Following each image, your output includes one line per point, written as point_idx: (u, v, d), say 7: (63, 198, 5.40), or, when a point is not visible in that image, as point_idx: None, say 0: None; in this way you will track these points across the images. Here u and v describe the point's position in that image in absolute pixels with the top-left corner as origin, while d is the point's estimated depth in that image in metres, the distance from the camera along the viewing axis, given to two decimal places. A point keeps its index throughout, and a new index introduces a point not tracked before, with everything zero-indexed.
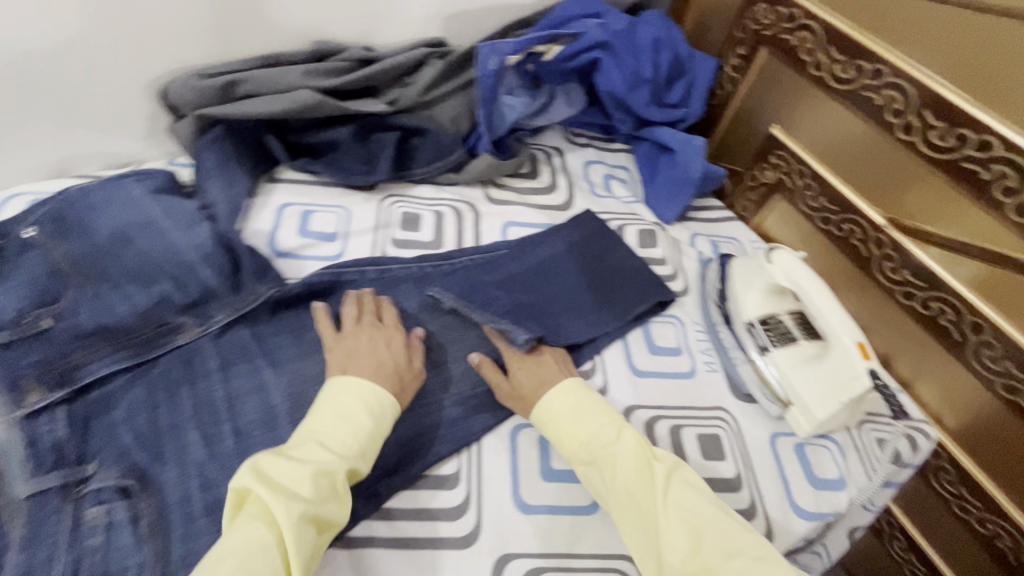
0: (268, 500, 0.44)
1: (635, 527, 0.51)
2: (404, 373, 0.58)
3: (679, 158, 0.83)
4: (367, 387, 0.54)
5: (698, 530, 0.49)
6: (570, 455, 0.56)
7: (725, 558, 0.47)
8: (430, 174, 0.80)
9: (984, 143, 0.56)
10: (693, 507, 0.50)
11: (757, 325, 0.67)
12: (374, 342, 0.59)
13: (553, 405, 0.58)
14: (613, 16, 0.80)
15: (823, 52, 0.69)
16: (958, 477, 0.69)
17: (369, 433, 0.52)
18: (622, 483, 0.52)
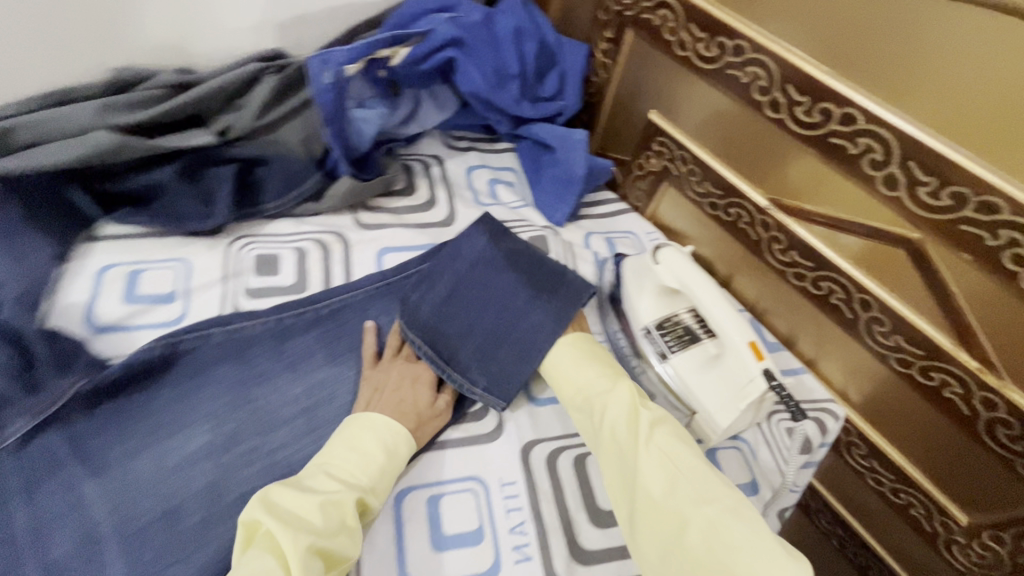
0: (275, 534, 0.43)
1: (617, 467, 0.52)
2: (428, 416, 0.56)
3: (560, 156, 0.78)
4: (381, 422, 0.53)
5: (675, 477, 0.49)
6: (566, 400, 0.58)
7: (696, 504, 0.47)
8: (286, 206, 0.70)
9: (847, 117, 0.53)
10: (674, 453, 0.50)
11: (654, 331, 0.62)
12: (404, 379, 0.58)
13: (553, 358, 0.60)
14: (466, 9, 0.73)
15: (685, 31, 0.65)
16: (868, 451, 0.68)
17: (381, 467, 0.51)
18: (611, 428, 0.53)
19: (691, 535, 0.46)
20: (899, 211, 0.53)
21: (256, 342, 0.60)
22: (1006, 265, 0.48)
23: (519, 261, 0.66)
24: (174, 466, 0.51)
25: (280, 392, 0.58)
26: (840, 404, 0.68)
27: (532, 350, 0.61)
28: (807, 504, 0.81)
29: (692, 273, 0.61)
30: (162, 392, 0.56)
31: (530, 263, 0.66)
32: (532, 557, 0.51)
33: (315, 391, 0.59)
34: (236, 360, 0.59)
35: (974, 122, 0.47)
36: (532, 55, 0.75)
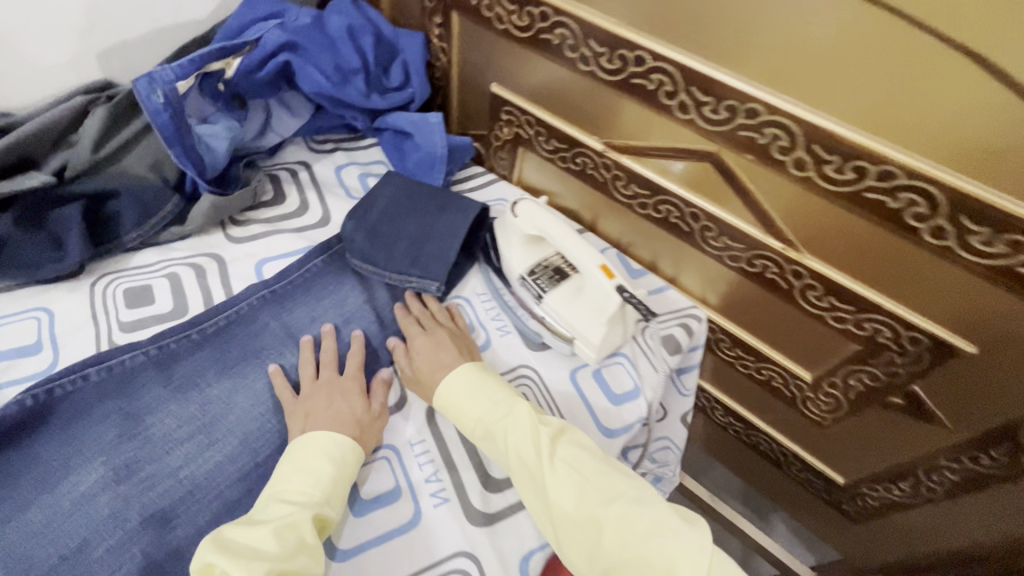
0: (229, 570, 0.43)
1: (531, 487, 0.53)
2: (368, 417, 0.58)
3: (419, 139, 0.82)
4: (325, 437, 0.54)
5: (583, 483, 0.51)
6: (466, 428, 0.58)
7: (606, 504, 0.50)
8: (146, 236, 0.69)
9: (639, 58, 0.61)
10: (578, 461, 0.53)
11: (528, 277, 0.68)
12: (332, 396, 0.59)
13: (448, 391, 0.59)
14: (293, 13, 0.75)
15: (498, 6, 0.71)
16: (731, 341, 0.79)
17: (332, 479, 0.52)
18: (515, 450, 0.54)
19: (607, 535, 0.49)
20: (696, 130, 0.62)
21: (140, 372, 0.60)
22: (776, 158, 0.57)
23: (417, 194, 0.76)
24: (70, 506, 0.51)
25: (174, 415, 0.58)
26: (703, 307, 0.78)
27: (450, 235, 0.72)
28: (705, 404, 0.93)
29: (547, 220, 0.69)
30: (43, 443, 0.54)
31: (424, 193, 0.76)
32: (449, 499, 0.56)
33: (212, 404, 0.59)
34: (119, 394, 0.58)
35: (704, 28, 0.56)
36: (370, 49, 0.79)
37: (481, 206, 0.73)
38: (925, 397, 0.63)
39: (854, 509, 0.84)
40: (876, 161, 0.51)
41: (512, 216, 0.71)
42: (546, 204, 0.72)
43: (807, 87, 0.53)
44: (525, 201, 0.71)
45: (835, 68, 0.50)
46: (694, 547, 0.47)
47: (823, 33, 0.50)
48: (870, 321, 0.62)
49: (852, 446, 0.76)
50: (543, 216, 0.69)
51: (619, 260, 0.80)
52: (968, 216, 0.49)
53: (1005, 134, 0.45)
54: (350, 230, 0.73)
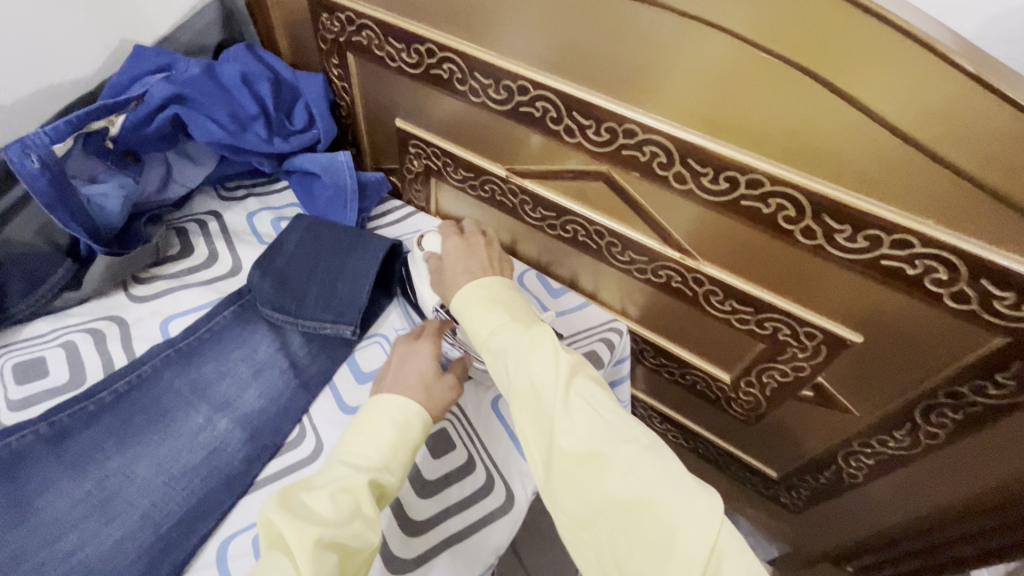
0: (284, 530, 0.44)
1: (533, 409, 0.51)
2: (437, 386, 0.58)
3: (327, 179, 0.81)
4: (397, 400, 0.55)
5: (593, 418, 0.49)
6: (479, 345, 0.57)
7: (616, 444, 0.47)
8: (37, 305, 0.67)
9: (522, 87, 0.63)
10: (592, 396, 0.50)
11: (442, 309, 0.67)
12: (406, 358, 0.61)
13: (468, 307, 0.60)
14: (182, 66, 0.74)
15: (388, 45, 0.72)
16: (653, 350, 0.82)
17: (394, 444, 0.53)
18: (527, 369, 0.52)
19: (607, 476, 0.46)
20: (584, 152, 0.64)
21: (30, 453, 0.56)
22: (659, 174, 0.60)
23: (325, 233, 0.74)
24: None
25: (68, 494, 0.55)
26: (623, 319, 0.80)
27: (360, 273, 0.71)
28: (644, 412, 0.95)
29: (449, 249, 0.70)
30: None
31: (333, 232, 0.74)
32: None
33: (111, 478, 0.56)
34: (5, 481, 0.55)
35: (570, 56, 0.58)
36: (267, 95, 0.79)
37: (391, 241, 0.73)
38: (830, 387, 0.66)
39: (791, 500, 0.87)
40: (743, 171, 0.54)
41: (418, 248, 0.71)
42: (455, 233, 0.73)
43: (654, 100, 0.55)
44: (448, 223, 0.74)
45: (690, 84, 0.52)
46: (699, 509, 0.43)
47: (673, 52, 0.51)
48: (769, 320, 0.64)
49: (777, 437, 0.79)
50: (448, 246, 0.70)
51: (539, 281, 0.81)
52: (830, 216, 0.52)
53: (817, 135, 0.48)
54: (258, 278, 0.70)
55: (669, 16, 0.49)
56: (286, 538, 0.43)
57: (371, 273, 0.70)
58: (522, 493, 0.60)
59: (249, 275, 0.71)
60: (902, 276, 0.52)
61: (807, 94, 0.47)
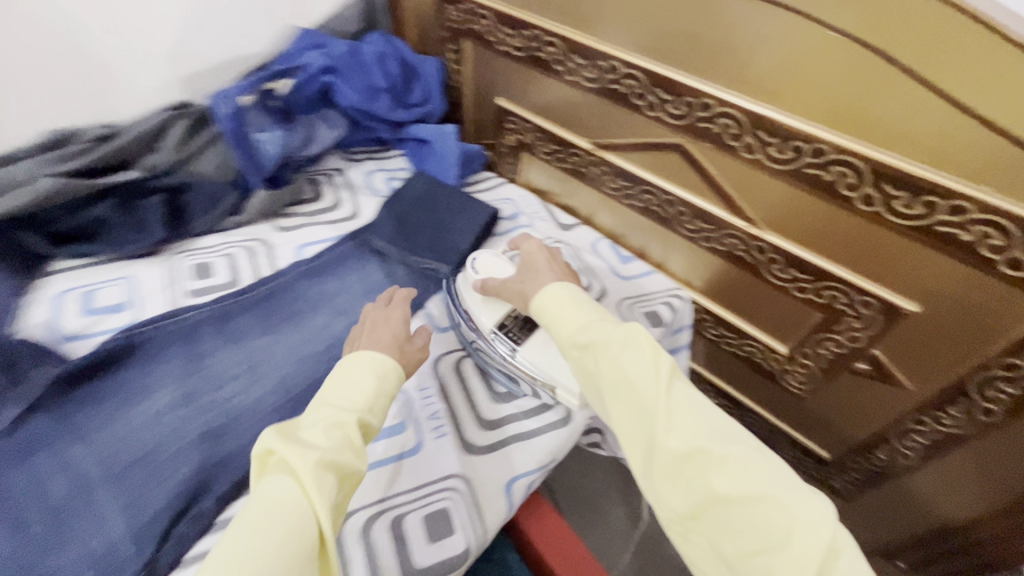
0: (286, 455, 0.46)
1: (631, 406, 0.54)
2: (408, 346, 0.62)
3: (437, 147, 0.95)
4: (374, 355, 0.57)
5: (695, 418, 0.51)
6: (569, 346, 0.60)
7: (722, 443, 0.49)
8: (210, 223, 0.85)
9: (612, 66, 0.73)
10: (692, 398, 0.52)
11: (499, 331, 0.69)
12: (379, 323, 0.64)
13: (553, 308, 0.63)
14: (335, 44, 0.91)
15: (500, 32, 0.84)
16: (714, 321, 0.87)
17: (376, 390, 0.55)
18: (624, 368, 0.54)
19: (712, 474, 0.48)
20: (662, 125, 0.73)
21: (202, 326, 0.73)
22: (730, 144, 0.67)
23: (438, 193, 0.90)
24: (145, 422, 0.63)
25: (227, 358, 0.71)
26: (687, 289, 0.87)
27: (464, 226, 0.86)
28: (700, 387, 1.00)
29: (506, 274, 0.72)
30: (128, 374, 0.67)
31: (445, 195, 0.90)
32: (448, 432, 0.66)
33: (257, 353, 0.72)
34: (185, 342, 0.72)
35: (658, 38, 0.67)
36: (395, 72, 0.94)
37: (491, 211, 0.88)
38: (885, 360, 0.69)
39: (844, 485, 0.88)
40: (807, 140, 0.60)
41: (473, 270, 0.74)
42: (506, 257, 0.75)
43: (733, 75, 0.63)
44: (525, 237, 0.73)
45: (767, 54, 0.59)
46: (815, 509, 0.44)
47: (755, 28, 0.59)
48: (827, 289, 0.69)
49: (832, 414, 0.81)
50: (504, 270, 0.72)
51: (609, 249, 0.90)
52: (889, 182, 0.57)
53: (878, 104, 0.54)
54: (382, 219, 0.87)
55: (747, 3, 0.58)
56: (288, 461, 0.45)
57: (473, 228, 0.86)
58: (581, 413, 0.68)
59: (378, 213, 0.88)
60: (958, 241, 0.55)
61: (874, 69, 0.53)
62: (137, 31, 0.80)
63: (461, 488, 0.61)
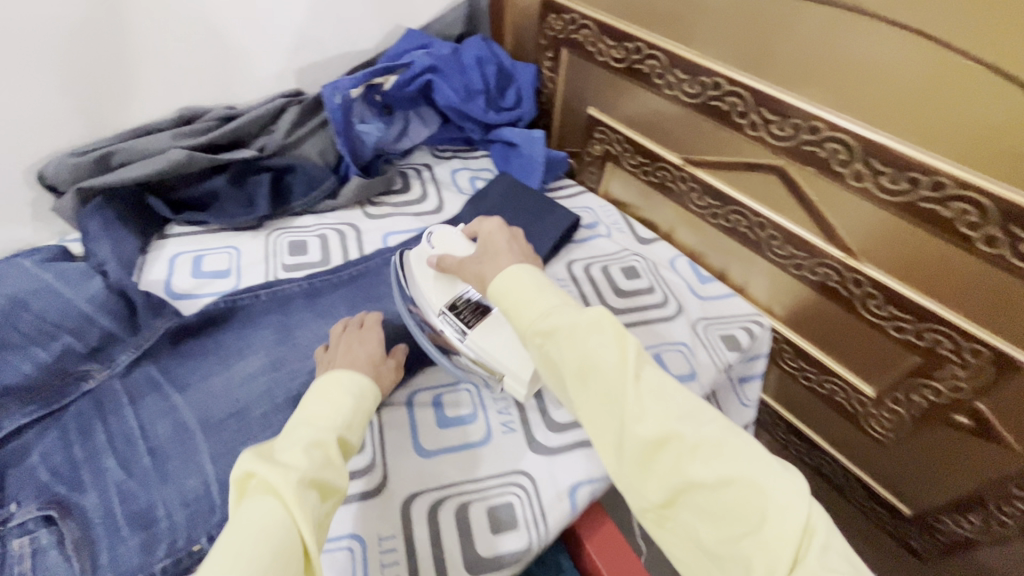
0: (268, 475, 0.44)
1: (600, 395, 0.51)
2: (383, 366, 0.64)
3: (524, 150, 0.97)
4: (348, 375, 0.57)
5: (664, 401, 0.49)
6: (528, 332, 0.55)
7: (693, 426, 0.47)
8: (310, 204, 0.90)
9: (716, 83, 0.73)
10: (660, 382, 0.50)
11: (449, 313, 0.68)
12: (353, 344, 0.65)
13: (511, 289, 0.58)
14: (438, 45, 0.95)
15: (601, 42, 0.86)
16: (794, 352, 0.84)
17: (353, 408, 0.54)
18: (591, 355, 0.51)
19: (687, 461, 0.46)
20: (764, 145, 0.71)
21: (294, 299, 0.78)
22: (836, 171, 0.65)
23: (522, 196, 0.92)
24: (239, 379, 0.68)
25: (316, 331, 0.75)
26: (766, 316, 0.84)
27: (545, 231, 0.88)
28: (769, 421, 0.96)
29: (463, 253, 0.71)
30: (227, 335, 0.73)
31: (529, 198, 0.91)
32: (516, 430, 0.67)
33: None
34: (279, 311, 0.77)
35: (766, 59, 0.67)
36: (492, 75, 0.97)
37: (572, 219, 0.89)
38: (990, 416, 0.64)
39: (922, 546, 0.82)
40: (926, 173, 0.57)
41: (428, 246, 0.74)
42: (464, 233, 0.73)
43: (843, 98, 0.62)
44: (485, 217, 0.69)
45: (863, 77, 0.60)
46: (786, 487, 0.44)
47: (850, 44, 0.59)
48: (930, 332, 0.65)
49: (919, 467, 0.76)
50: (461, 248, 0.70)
51: (688, 268, 0.90)
52: (1017, 225, 0.54)
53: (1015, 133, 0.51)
54: (467, 215, 0.90)
55: (879, 24, 0.57)
56: (270, 481, 0.43)
57: (552, 233, 0.88)
58: None
59: (461, 211, 0.92)
60: None
61: (979, 82, 0.52)
62: (264, 22, 0.87)
63: (526, 487, 0.62)
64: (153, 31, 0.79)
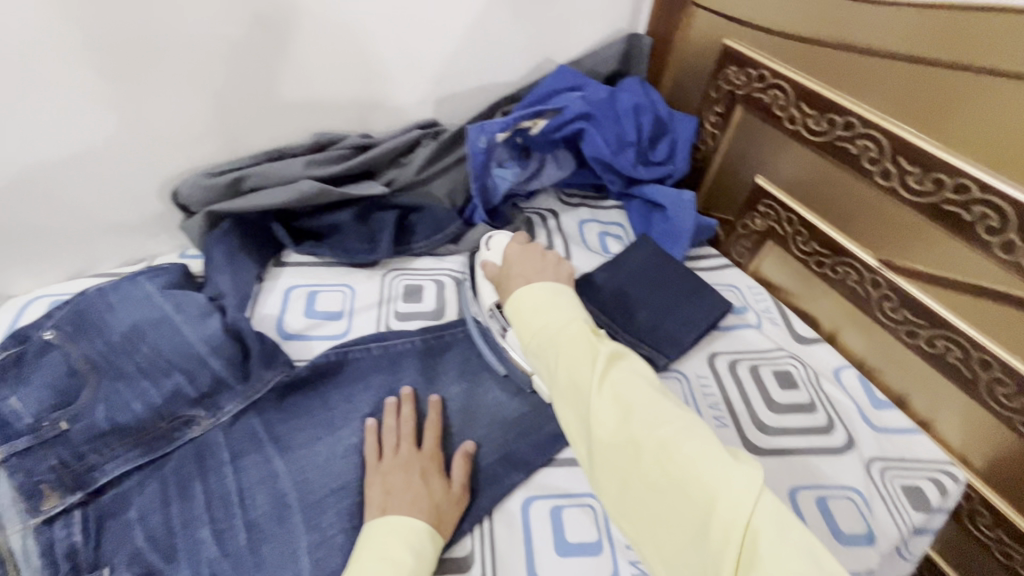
0: None
1: (573, 404, 0.51)
2: (445, 500, 0.56)
3: (671, 215, 0.85)
4: (406, 525, 0.52)
5: (628, 405, 0.47)
6: (525, 342, 0.58)
7: (651, 427, 0.45)
8: (430, 247, 0.83)
9: (962, 186, 0.59)
10: (628, 384, 0.49)
11: (496, 310, 0.69)
12: (413, 473, 0.58)
13: (517, 305, 0.61)
14: (594, 88, 0.85)
15: (795, 108, 0.73)
16: (994, 520, 0.68)
17: (412, 571, 0.50)
18: (567, 362, 0.52)
19: (642, 461, 0.45)
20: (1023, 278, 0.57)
21: (406, 356, 0.71)
22: None
23: (666, 272, 0.80)
24: (343, 451, 0.61)
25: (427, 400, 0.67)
26: (960, 467, 0.68)
27: (690, 319, 0.76)
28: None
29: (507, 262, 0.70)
30: (333, 392, 0.66)
31: (672, 276, 0.79)
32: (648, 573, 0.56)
33: (452, 401, 0.67)
34: (389, 370, 0.69)
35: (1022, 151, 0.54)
36: (647, 126, 0.86)
37: (725, 307, 0.77)
38: None
39: None
40: None
41: (485, 248, 0.74)
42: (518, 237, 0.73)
43: None
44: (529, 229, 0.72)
45: None
46: (734, 482, 0.40)
47: None
48: None
49: None
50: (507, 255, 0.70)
51: (861, 385, 0.74)
52: None
53: None
54: (601, 282, 0.79)
55: None
56: None
57: (702, 325, 0.75)
58: None
59: (594, 274, 0.80)
60: None
61: None
62: (414, 49, 0.81)
63: None
64: (305, 54, 0.75)
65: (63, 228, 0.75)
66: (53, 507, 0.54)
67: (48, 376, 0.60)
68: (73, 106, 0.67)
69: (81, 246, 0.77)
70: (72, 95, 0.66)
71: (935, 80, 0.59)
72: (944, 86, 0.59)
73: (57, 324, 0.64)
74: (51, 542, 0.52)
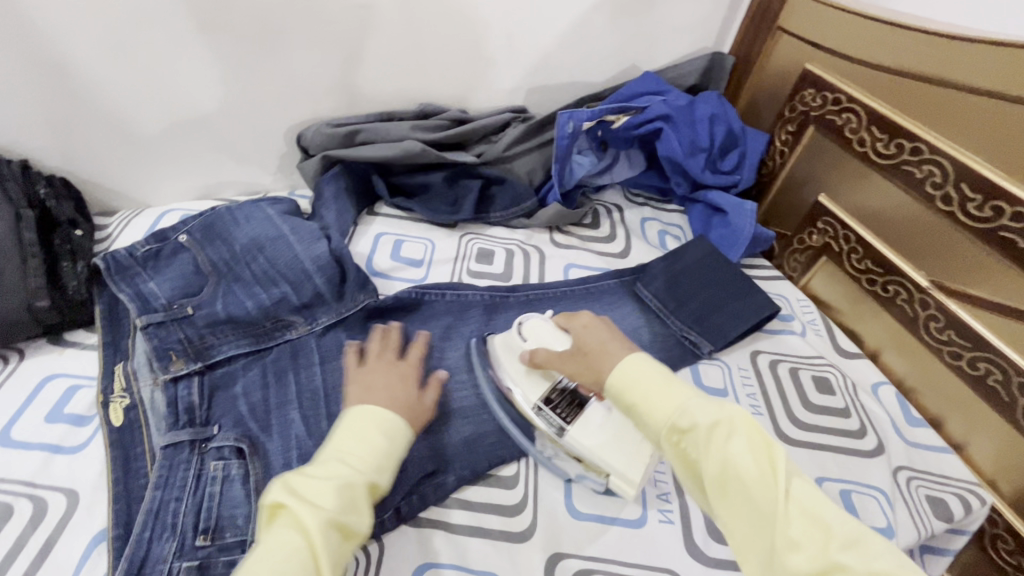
0: (299, 514, 0.47)
1: (746, 514, 0.45)
2: (418, 407, 0.61)
3: (732, 220, 0.91)
4: (382, 413, 0.56)
5: (823, 525, 0.42)
6: (663, 431, 0.50)
7: (857, 557, 0.40)
8: (505, 218, 0.92)
9: (1019, 214, 0.62)
10: (818, 501, 0.43)
11: (544, 407, 0.63)
12: (393, 379, 0.63)
13: (631, 380, 0.54)
14: (675, 95, 0.93)
15: (866, 131, 0.78)
16: (1016, 546, 0.69)
17: (386, 451, 0.54)
18: (742, 466, 0.45)
19: None
20: None
21: (473, 306, 0.79)
22: None
23: (721, 271, 0.85)
24: None
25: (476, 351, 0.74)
26: (988, 490, 0.70)
27: (737, 315, 0.81)
28: None
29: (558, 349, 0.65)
30: (410, 324, 0.75)
31: (726, 275, 0.84)
32: (674, 522, 0.61)
33: None
34: (458, 315, 0.77)
35: None
36: (720, 135, 0.92)
37: (773, 308, 0.80)
38: None
39: None
40: None
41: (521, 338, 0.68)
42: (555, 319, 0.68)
43: None
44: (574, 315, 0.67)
45: None
46: None
47: None
48: None
49: None
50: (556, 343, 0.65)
51: (896, 401, 0.77)
52: None
53: None
54: (656, 270, 0.86)
55: None
56: (297, 520, 0.47)
57: (748, 322, 0.79)
58: None
59: (651, 263, 0.87)
60: None
61: None
62: (519, 41, 0.90)
63: None
64: (427, 34, 0.86)
65: (200, 154, 0.87)
66: (178, 369, 0.64)
67: (179, 271, 0.71)
68: (233, 50, 0.78)
69: (210, 173, 0.90)
70: (236, 40, 0.78)
71: (1004, 115, 0.64)
72: (1014, 121, 0.63)
73: (190, 230, 0.75)
74: (174, 397, 0.62)
